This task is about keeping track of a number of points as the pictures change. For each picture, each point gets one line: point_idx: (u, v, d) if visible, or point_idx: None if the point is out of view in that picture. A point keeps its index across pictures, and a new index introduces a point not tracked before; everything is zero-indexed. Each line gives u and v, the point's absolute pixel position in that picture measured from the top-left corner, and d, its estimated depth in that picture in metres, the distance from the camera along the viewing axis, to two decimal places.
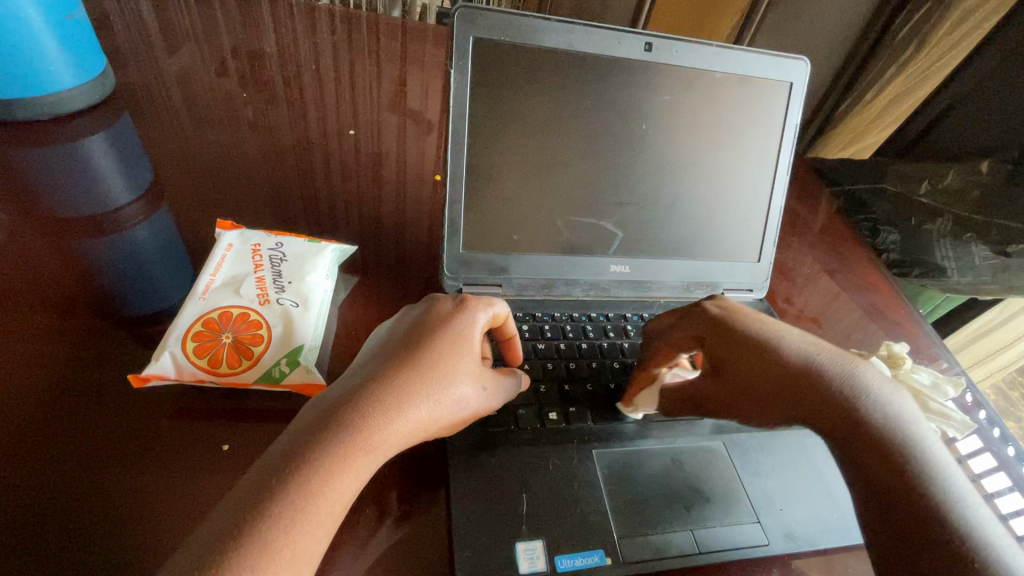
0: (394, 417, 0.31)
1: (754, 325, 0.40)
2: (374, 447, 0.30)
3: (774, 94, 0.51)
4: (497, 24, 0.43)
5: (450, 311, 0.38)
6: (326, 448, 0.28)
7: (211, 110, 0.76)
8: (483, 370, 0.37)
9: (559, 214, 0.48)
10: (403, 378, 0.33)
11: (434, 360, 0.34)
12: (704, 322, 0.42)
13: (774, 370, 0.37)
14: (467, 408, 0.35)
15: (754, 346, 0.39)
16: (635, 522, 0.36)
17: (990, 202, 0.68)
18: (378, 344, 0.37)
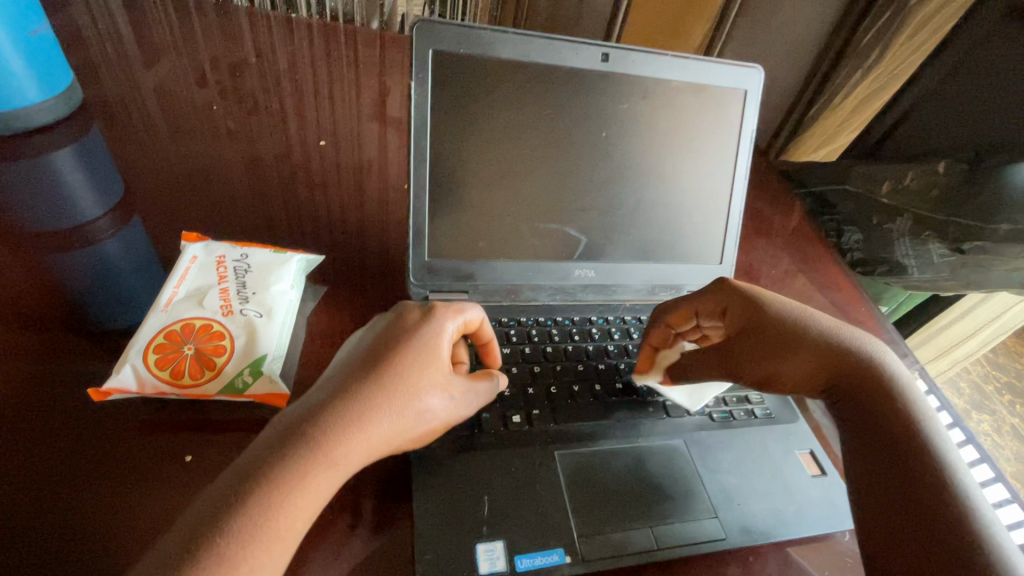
0: (355, 432, 0.31)
1: (782, 304, 0.44)
2: (336, 464, 0.30)
3: (729, 102, 0.53)
4: (456, 38, 0.44)
5: (417, 321, 0.37)
6: (286, 465, 0.28)
7: (184, 122, 0.76)
8: (450, 379, 0.37)
9: (523, 221, 0.50)
10: (366, 393, 0.32)
11: (398, 373, 0.34)
12: (734, 295, 0.46)
13: (801, 339, 0.42)
14: (433, 418, 0.35)
15: (783, 321, 0.43)
16: (595, 521, 0.37)
17: (949, 200, 0.69)
18: (344, 355, 0.37)
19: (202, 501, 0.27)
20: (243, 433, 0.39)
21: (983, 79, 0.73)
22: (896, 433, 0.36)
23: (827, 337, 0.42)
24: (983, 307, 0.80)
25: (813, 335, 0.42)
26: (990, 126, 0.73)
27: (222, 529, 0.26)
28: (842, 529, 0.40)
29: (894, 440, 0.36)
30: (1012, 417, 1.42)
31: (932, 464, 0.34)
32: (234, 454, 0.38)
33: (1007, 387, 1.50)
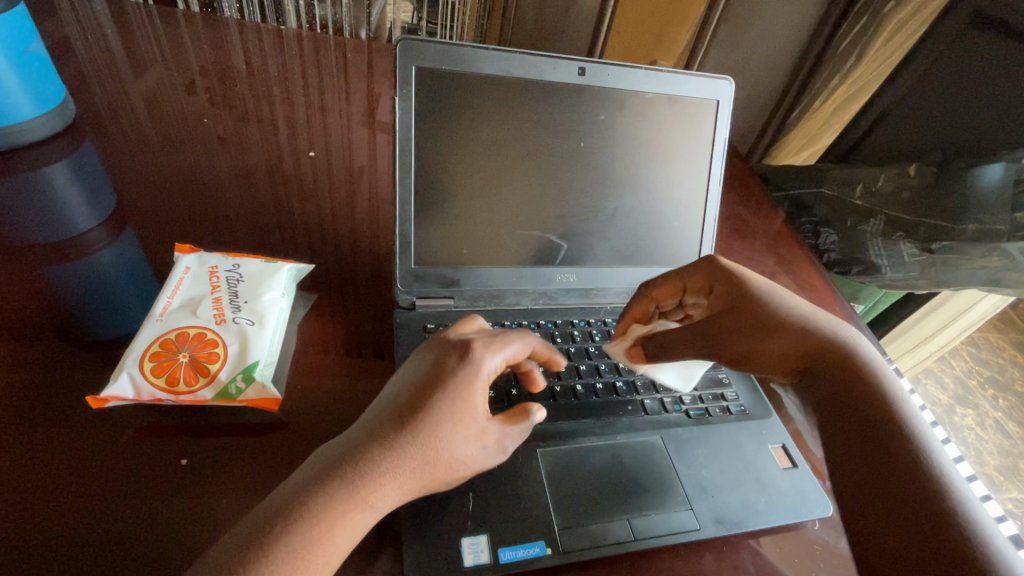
0: (388, 477, 0.32)
1: (760, 286, 0.47)
2: (371, 505, 0.31)
3: (702, 112, 0.55)
4: (437, 55, 0.46)
5: (457, 365, 0.36)
6: (323, 505, 0.30)
7: (176, 133, 0.78)
8: (485, 426, 0.36)
9: (506, 229, 0.52)
10: (400, 439, 0.33)
11: (434, 420, 0.34)
12: (717, 274, 0.48)
13: (777, 321, 0.45)
14: (467, 466, 0.35)
15: (759, 301, 0.46)
16: (575, 514, 0.39)
17: (920, 202, 0.73)
18: (384, 395, 0.36)
19: (239, 535, 0.28)
20: (235, 437, 0.40)
21: (949, 85, 0.77)
22: (868, 415, 0.40)
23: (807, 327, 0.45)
24: (951, 302, 0.83)
25: (791, 317, 0.45)
26: (957, 129, 0.76)
27: (257, 562, 0.27)
28: (812, 517, 0.42)
29: (881, 435, 0.39)
30: (994, 411, 1.46)
31: (907, 438, 0.38)
32: (227, 458, 0.39)
33: (990, 381, 1.54)
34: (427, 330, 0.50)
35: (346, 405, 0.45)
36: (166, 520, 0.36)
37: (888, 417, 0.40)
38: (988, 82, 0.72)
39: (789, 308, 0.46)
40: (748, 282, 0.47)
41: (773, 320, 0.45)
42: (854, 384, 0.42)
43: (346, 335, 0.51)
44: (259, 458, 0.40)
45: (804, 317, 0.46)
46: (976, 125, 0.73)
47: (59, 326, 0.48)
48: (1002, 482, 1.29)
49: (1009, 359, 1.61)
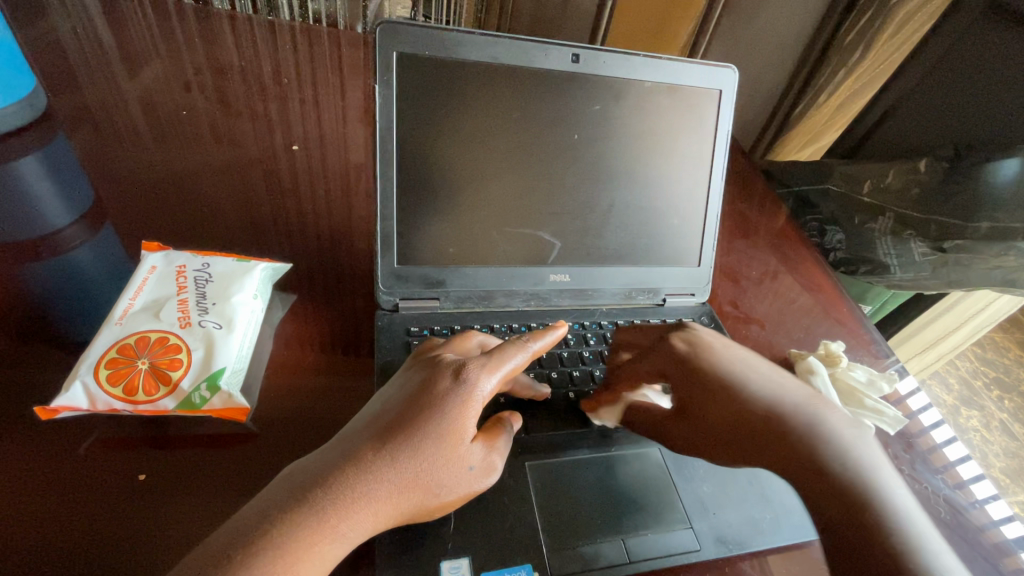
0: (362, 505, 0.29)
1: (723, 364, 0.42)
2: (341, 534, 0.28)
3: (703, 102, 0.52)
4: (420, 40, 0.43)
5: (448, 386, 0.33)
6: (287, 533, 0.27)
7: (159, 126, 0.75)
8: (472, 449, 0.33)
9: (495, 226, 0.49)
10: (378, 463, 0.30)
11: (417, 444, 0.31)
12: (672, 359, 0.43)
13: (740, 408, 0.40)
14: (451, 491, 0.32)
15: (719, 385, 0.41)
16: (565, 535, 0.36)
17: (932, 200, 0.69)
18: (366, 414, 0.33)
19: (188, 564, 0.25)
20: (200, 449, 0.38)
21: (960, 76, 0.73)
22: (832, 493, 0.34)
23: (765, 407, 0.39)
24: (963, 301, 0.80)
25: (751, 400, 0.40)
26: (967, 123, 0.72)
27: None
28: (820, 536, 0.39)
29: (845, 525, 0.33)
30: (1000, 412, 1.43)
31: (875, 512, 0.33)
32: (191, 472, 0.36)
33: (996, 382, 1.51)
34: (409, 334, 0.47)
35: (321, 413, 0.42)
36: (119, 540, 0.33)
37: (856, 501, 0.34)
38: (1002, 73, 0.68)
39: (751, 387, 0.41)
40: (705, 366, 0.42)
41: (735, 405, 0.40)
42: (822, 471, 0.35)
43: (327, 338, 0.48)
44: (225, 472, 0.37)
45: (769, 394, 0.40)
46: (989, 120, 0.69)
47: (23, 326, 0.45)
48: (1008, 484, 1.25)
49: (1015, 359, 1.58)
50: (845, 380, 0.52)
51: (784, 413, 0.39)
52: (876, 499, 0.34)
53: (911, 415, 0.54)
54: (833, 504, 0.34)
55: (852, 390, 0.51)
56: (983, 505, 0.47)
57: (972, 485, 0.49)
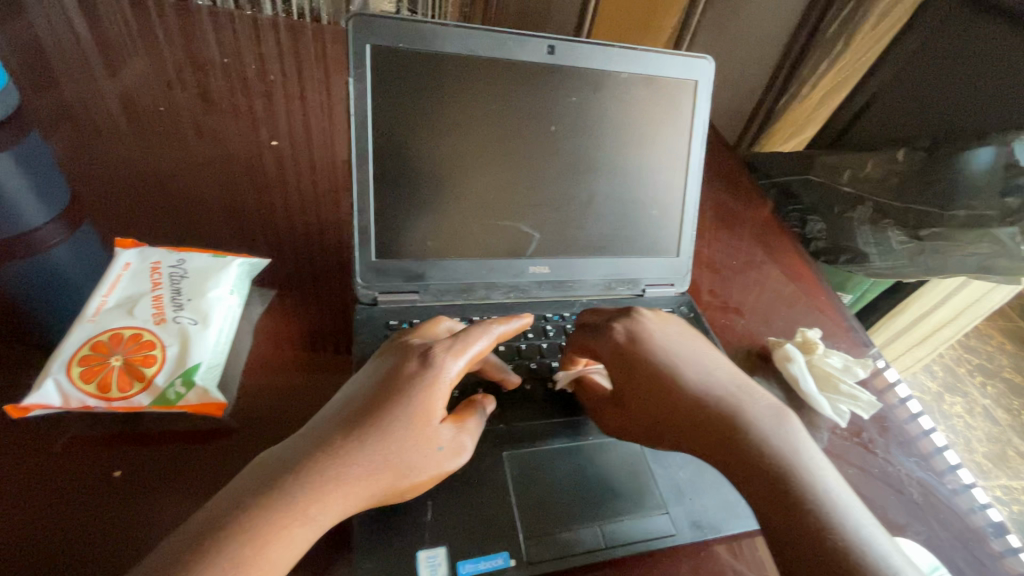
0: (332, 488, 0.29)
1: (658, 350, 0.41)
2: (312, 518, 0.28)
3: (680, 92, 0.52)
4: (394, 33, 0.43)
5: (414, 368, 0.34)
6: (258, 517, 0.27)
7: (139, 122, 0.74)
8: (439, 429, 0.33)
9: (475, 219, 0.49)
10: (347, 446, 0.30)
11: (385, 426, 0.31)
12: (608, 347, 0.41)
13: (672, 396, 0.38)
14: (420, 472, 0.32)
15: (653, 370, 0.39)
16: (542, 522, 0.36)
17: (910, 188, 0.70)
18: (336, 402, 0.34)
19: (159, 551, 0.25)
20: (175, 445, 0.37)
21: (936, 66, 0.74)
22: (764, 483, 0.33)
23: (696, 396, 0.38)
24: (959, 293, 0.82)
25: (684, 389, 0.38)
26: (943, 113, 0.73)
27: None
28: None
29: (774, 517, 0.32)
30: (983, 398, 1.45)
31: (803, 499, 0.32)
32: (168, 468, 0.36)
33: (978, 369, 1.53)
34: (389, 328, 0.47)
35: (301, 407, 0.42)
36: (94, 536, 0.33)
37: (789, 495, 0.32)
38: (977, 63, 0.69)
39: (683, 375, 0.39)
40: (639, 351, 0.41)
41: (666, 392, 0.38)
42: (755, 466, 0.34)
43: (306, 332, 0.48)
44: (201, 467, 0.37)
45: (696, 383, 0.39)
46: (965, 110, 0.70)
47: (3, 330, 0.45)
48: (991, 469, 1.28)
49: (997, 346, 1.61)
50: (821, 366, 0.53)
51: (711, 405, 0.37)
52: (805, 483, 0.33)
53: (888, 401, 0.55)
54: (771, 505, 0.33)
55: (828, 375, 0.52)
56: (972, 489, 0.48)
57: (953, 470, 0.50)
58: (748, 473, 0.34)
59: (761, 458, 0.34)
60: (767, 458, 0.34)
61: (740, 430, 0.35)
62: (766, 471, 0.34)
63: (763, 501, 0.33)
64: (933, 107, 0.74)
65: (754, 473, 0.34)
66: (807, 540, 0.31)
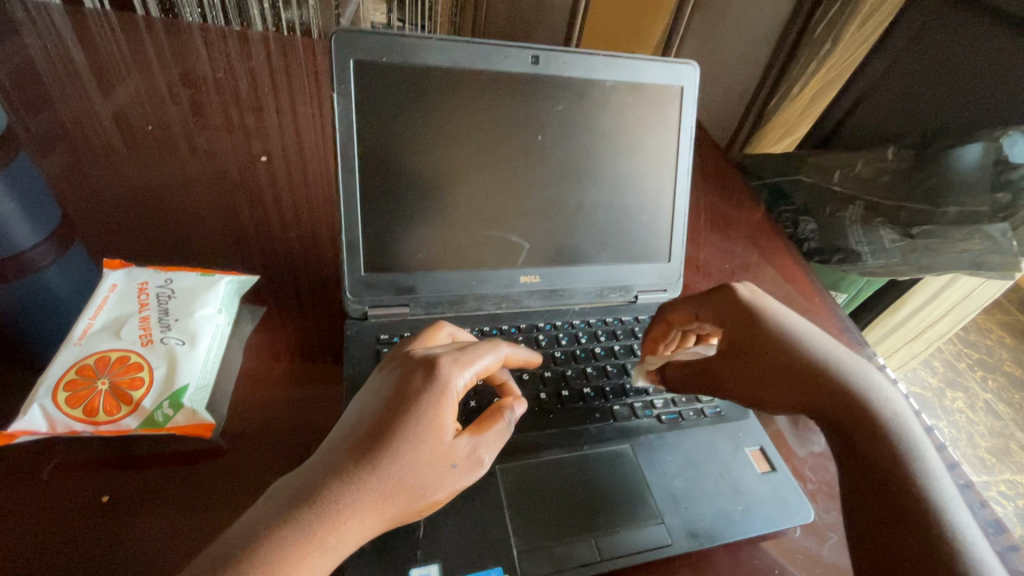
0: (348, 513, 0.28)
1: (777, 316, 0.43)
2: (331, 546, 0.28)
3: (665, 98, 0.52)
4: (376, 48, 0.43)
5: (422, 385, 0.32)
6: (277, 548, 0.27)
7: (129, 139, 0.74)
8: (454, 444, 0.33)
9: (463, 230, 0.49)
10: (361, 476, 0.29)
11: (399, 451, 0.30)
12: (734, 307, 0.44)
13: (792, 367, 0.40)
14: (436, 491, 0.32)
15: (778, 341, 0.41)
16: (536, 536, 0.36)
17: (900, 185, 0.71)
18: (344, 423, 0.33)
19: None
20: (163, 468, 0.37)
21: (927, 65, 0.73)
22: (876, 449, 0.36)
23: (812, 357, 0.40)
24: (954, 286, 0.82)
25: (806, 353, 0.40)
26: (935, 112, 0.73)
27: None
28: (793, 525, 0.40)
29: (875, 471, 0.35)
30: (984, 393, 1.45)
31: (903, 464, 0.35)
32: (157, 493, 0.36)
33: (979, 363, 1.53)
34: (379, 342, 0.47)
35: (290, 425, 0.41)
36: (82, 567, 0.32)
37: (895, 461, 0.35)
38: (963, 62, 0.69)
39: (798, 335, 0.42)
40: (762, 316, 0.43)
41: (786, 366, 0.40)
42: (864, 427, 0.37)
43: (296, 348, 0.48)
44: (192, 489, 0.36)
45: (817, 348, 0.41)
46: (962, 105, 0.70)
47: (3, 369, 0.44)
48: (994, 463, 1.28)
49: (997, 340, 1.61)
50: None
51: (833, 368, 0.39)
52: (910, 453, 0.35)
53: None
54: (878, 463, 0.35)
55: None
56: (967, 485, 0.48)
57: (946, 466, 0.49)
58: (863, 428, 0.37)
59: (873, 416, 0.37)
60: (878, 422, 0.37)
61: (858, 392, 0.38)
62: (879, 433, 0.36)
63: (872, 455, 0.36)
64: (926, 105, 0.74)
65: (869, 433, 0.36)
66: (903, 502, 0.33)
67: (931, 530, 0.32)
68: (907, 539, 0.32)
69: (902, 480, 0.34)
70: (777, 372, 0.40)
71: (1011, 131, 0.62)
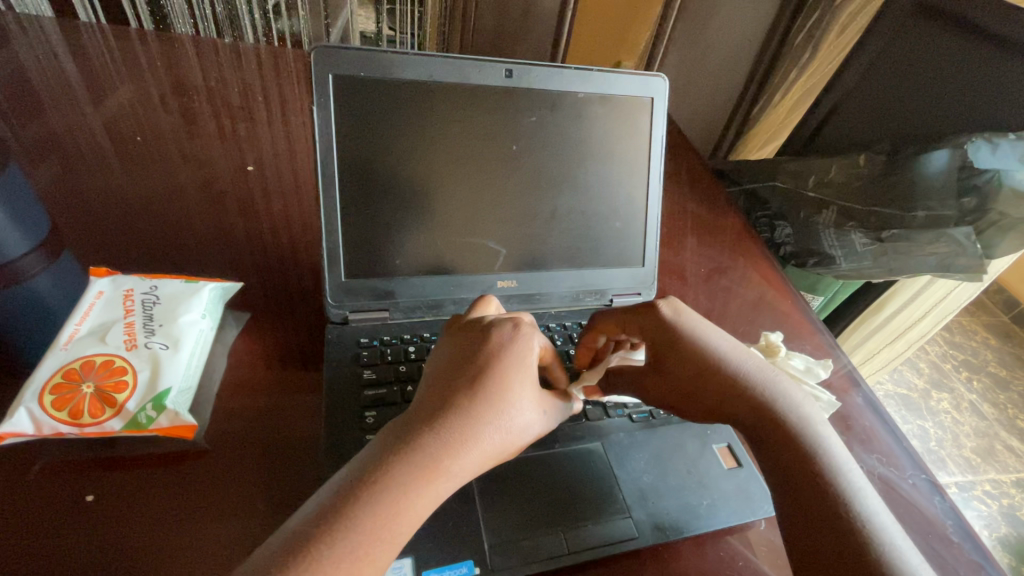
0: (464, 447, 0.32)
1: (697, 329, 0.43)
2: (452, 474, 0.32)
3: (636, 109, 0.54)
4: (355, 62, 0.45)
5: (511, 336, 0.37)
6: (406, 473, 0.30)
7: (119, 148, 0.76)
8: (541, 395, 0.38)
9: (441, 237, 0.50)
10: (473, 411, 0.33)
11: (503, 390, 0.35)
12: (654, 323, 0.43)
13: (716, 383, 0.41)
14: (531, 432, 0.36)
15: (699, 357, 0.42)
16: (506, 530, 0.37)
17: (871, 190, 0.74)
18: (434, 373, 0.37)
19: None
20: (147, 468, 0.38)
21: (895, 75, 0.76)
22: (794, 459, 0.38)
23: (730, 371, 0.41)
24: (927, 289, 0.84)
25: (721, 369, 0.41)
26: (903, 120, 0.76)
27: None
28: (755, 517, 0.41)
29: (792, 481, 0.38)
30: (969, 394, 1.47)
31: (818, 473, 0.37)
32: (140, 493, 0.37)
33: (964, 364, 1.55)
34: (359, 346, 0.48)
35: (270, 427, 0.43)
36: (66, 564, 0.33)
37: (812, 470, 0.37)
38: (927, 72, 0.72)
39: (715, 350, 0.42)
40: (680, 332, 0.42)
41: (712, 382, 0.41)
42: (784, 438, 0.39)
43: (278, 352, 0.49)
44: (175, 488, 0.38)
45: (730, 358, 0.42)
46: (927, 113, 0.73)
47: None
48: (979, 463, 1.30)
49: (982, 341, 1.63)
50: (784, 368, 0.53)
51: (746, 382, 0.41)
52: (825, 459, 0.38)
53: (847, 399, 0.55)
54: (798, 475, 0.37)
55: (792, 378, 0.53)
56: (927, 480, 0.49)
57: (906, 461, 0.50)
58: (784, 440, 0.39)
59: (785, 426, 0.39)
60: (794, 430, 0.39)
61: (771, 404, 0.40)
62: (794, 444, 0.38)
63: (791, 466, 0.38)
64: (894, 113, 0.77)
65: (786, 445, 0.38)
66: (822, 511, 0.35)
67: (847, 538, 0.34)
68: (830, 548, 0.34)
69: (825, 488, 0.36)
70: (703, 388, 0.41)
71: (975, 139, 0.64)
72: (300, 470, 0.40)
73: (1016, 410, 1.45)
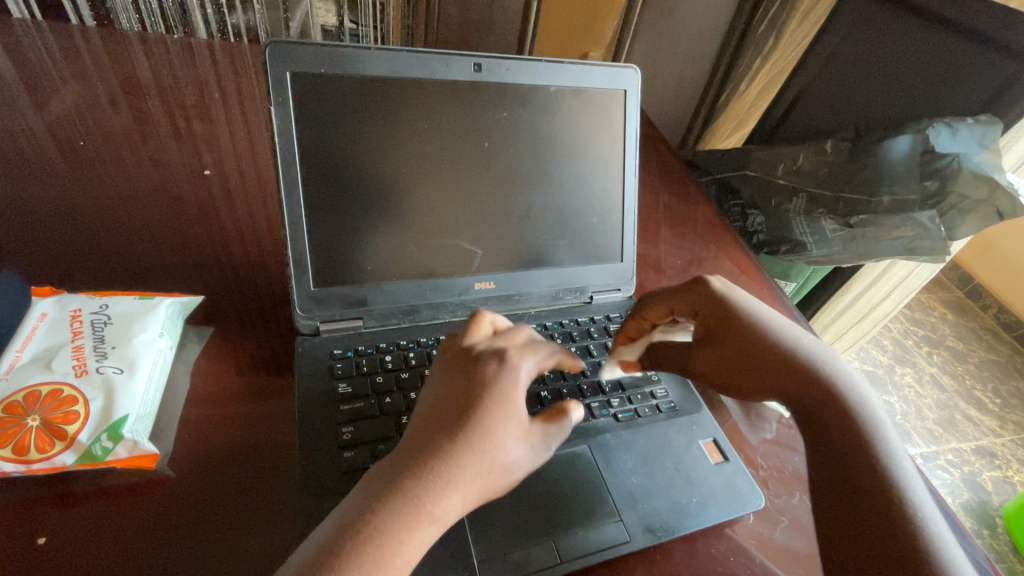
0: (449, 490, 0.31)
1: (745, 306, 0.46)
2: (438, 518, 0.30)
3: (609, 102, 0.53)
4: (314, 58, 0.43)
5: (495, 371, 0.35)
6: (390, 519, 0.29)
7: (60, 152, 0.70)
8: (531, 427, 0.35)
9: (413, 241, 0.48)
10: (456, 451, 0.31)
11: (487, 427, 0.32)
12: (705, 298, 0.47)
13: (763, 356, 0.43)
14: (522, 469, 0.34)
15: (748, 329, 0.44)
16: (495, 543, 0.36)
17: (837, 178, 0.75)
18: (428, 402, 0.35)
19: None
20: (103, 502, 0.35)
21: (855, 64, 0.77)
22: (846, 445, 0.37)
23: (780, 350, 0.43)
24: (891, 271, 0.87)
25: (773, 344, 0.43)
26: (865, 107, 0.77)
27: None
28: (746, 512, 0.41)
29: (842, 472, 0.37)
30: (930, 367, 1.53)
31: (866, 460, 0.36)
32: (97, 528, 0.34)
33: (924, 340, 1.61)
34: (333, 357, 0.46)
35: (239, 448, 0.40)
36: None
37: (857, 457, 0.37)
38: (887, 59, 0.73)
39: (760, 329, 0.44)
40: (736, 307, 0.45)
41: (754, 357, 0.43)
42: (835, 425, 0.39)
43: (245, 366, 0.47)
44: (134, 522, 0.35)
45: (782, 343, 0.43)
46: (889, 101, 0.74)
47: None
48: (942, 433, 1.36)
49: (940, 317, 1.70)
50: None
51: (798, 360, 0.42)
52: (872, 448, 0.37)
53: None
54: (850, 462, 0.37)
55: None
56: None
57: None
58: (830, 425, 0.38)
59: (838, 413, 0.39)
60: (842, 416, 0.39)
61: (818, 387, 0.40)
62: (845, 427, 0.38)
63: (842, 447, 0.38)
64: (857, 101, 0.78)
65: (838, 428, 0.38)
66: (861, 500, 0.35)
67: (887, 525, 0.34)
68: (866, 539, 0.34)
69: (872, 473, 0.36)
70: (757, 361, 0.43)
71: (935, 123, 0.65)
72: (274, 493, 0.38)
73: (973, 381, 1.52)
